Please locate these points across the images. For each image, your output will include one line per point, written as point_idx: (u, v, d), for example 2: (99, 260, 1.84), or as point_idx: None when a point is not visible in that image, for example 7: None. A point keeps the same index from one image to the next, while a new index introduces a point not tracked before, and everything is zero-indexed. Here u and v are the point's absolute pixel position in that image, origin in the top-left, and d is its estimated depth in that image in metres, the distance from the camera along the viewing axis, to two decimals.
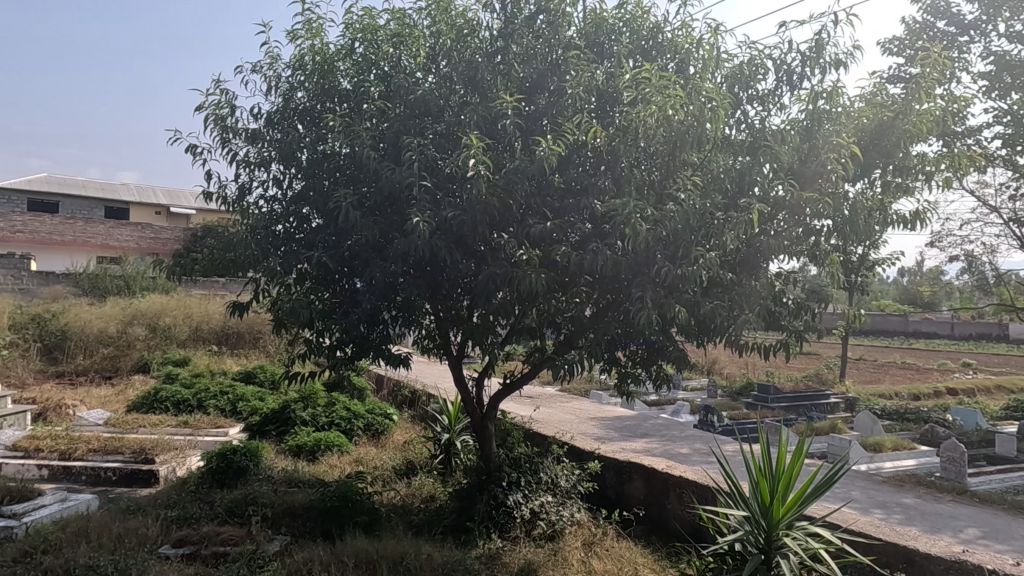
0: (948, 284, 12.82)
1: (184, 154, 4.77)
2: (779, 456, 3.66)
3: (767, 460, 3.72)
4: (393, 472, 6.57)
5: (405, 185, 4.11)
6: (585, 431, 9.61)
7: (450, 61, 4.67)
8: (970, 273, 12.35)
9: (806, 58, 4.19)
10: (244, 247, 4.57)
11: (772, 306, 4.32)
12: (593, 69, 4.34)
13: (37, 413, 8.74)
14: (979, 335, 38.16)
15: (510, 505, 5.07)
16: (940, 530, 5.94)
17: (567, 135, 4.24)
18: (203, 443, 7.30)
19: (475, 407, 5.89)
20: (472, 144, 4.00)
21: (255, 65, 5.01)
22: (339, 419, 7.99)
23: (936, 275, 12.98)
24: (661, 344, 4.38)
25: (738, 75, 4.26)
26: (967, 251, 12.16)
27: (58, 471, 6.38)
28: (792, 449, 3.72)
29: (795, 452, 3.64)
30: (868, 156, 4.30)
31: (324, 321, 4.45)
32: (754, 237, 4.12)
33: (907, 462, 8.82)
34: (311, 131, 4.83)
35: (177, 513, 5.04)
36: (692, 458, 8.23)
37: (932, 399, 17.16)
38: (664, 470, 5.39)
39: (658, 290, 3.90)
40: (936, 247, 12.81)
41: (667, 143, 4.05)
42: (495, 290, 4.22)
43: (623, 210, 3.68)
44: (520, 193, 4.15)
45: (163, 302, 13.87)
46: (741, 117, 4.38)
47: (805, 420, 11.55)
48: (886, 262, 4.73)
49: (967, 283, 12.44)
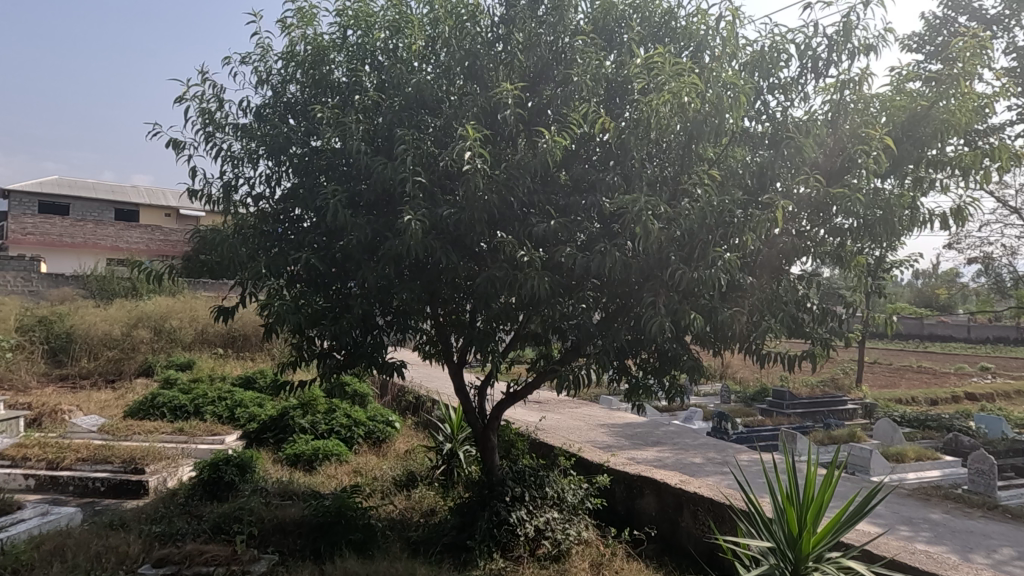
0: (965, 287, 12.41)
1: (166, 149, 4.49)
2: (809, 480, 3.31)
3: (795, 483, 3.37)
4: (393, 483, 6.28)
5: (398, 181, 3.83)
6: (594, 440, 9.31)
7: (449, 50, 4.35)
8: (988, 275, 11.97)
9: (833, 42, 3.86)
10: (229, 249, 4.31)
11: (797, 313, 3.96)
12: (601, 58, 4.05)
13: (32, 419, 8.53)
14: (996, 338, 37.58)
15: (513, 523, 4.77)
16: (973, 550, 5.57)
17: (573, 126, 3.94)
18: (198, 452, 7.05)
19: (476, 417, 5.58)
20: (468, 136, 3.72)
21: (245, 57, 4.75)
22: (338, 427, 7.71)
23: (952, 277, 12.60)
24: (675, 352, 4.07)
25: (759, 61, 3.89)
26: (985, 253, 11.78)
27: (44, 481, 6.15)
28: (823, 473, 3.37)
29: (828, 477, 3.31)
30: (901, 148, 3.94)
31: (314, 327, 4.17)
32: (775, 238, 3.80)
33: (932, 472, 8.47)
34: (302, 124, 4.54)
35: (162, 529, 4.77)
36: (705, 469, 7.89)
37: (950, 405, 16.67)
38: (676, 485, 5.08)
39: (672, 295, 3.59)
40: (953, 248, 12.43)
41: (683, 134, 3.73)
42: (496, 295, 3.92)
43: (634, 207, 3.39)
44: (522, 189, 3.87)
45: (168, 304, 13.67)
46: (763, 108, 4.01)
47: (822, 427, 11.17)
48: (904, 264, 4.38)
49: (985, 285, 12.04)
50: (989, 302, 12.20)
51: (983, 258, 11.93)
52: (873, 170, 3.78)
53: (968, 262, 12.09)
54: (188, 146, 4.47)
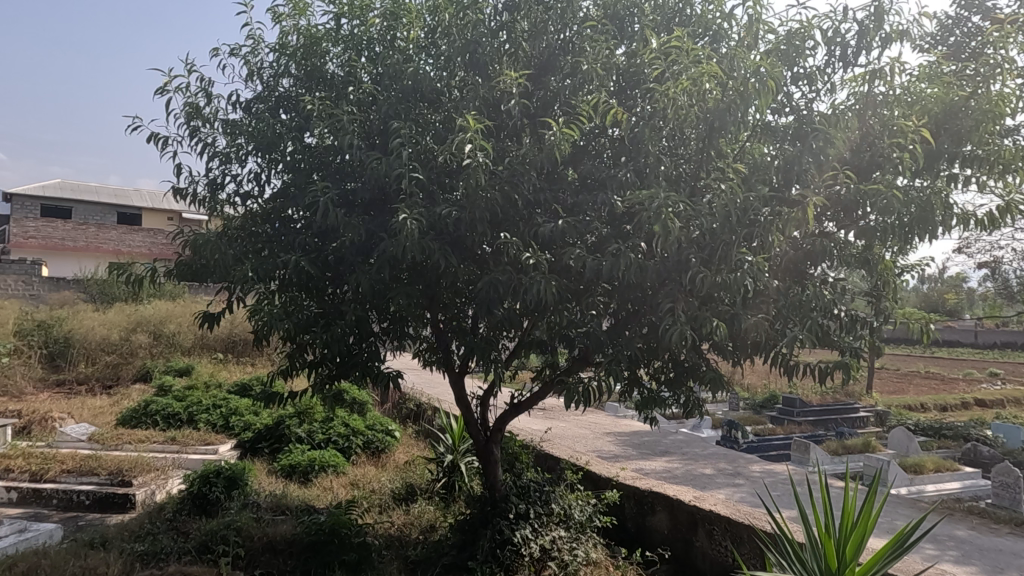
0: (972, 292, 12.16)
1: (147, 144, 4.20)
2: (847, 509, 3.03)
3: (831, 512, 3.08)
4: (391, 497, 5.99)
5: (394, 177, 3.56)
6: (600, 450, 9.03)
7: (449, 39, 4.07)
8: (994, 279, 11.74)
9: (863, 29, 3.55)
10: (213, 252, 4.03)
11: (824, 322, 3.64)
12: (612, 48, 3.76)
13: (21, 427, 8.31)
14: (1006, 343, 36.81)
15: (517, 542, 4.47)
16: (1004, 571, 5.26)
17: (583, 119, 3.66)
18: (188, 463, 6.79)
19: (478, 429, 5.28)
20: (470, 127, 3.45)
21: (234, 49, 4.48)
22: (336, 436, 7.41)
23: (959, 281, 12.34)
24: (692, 363, 3.78)
25: (784, 48, 3.56)
26: (993, 257, 11.53)
27: (28, 494, 5.92)
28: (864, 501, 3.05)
29: (867, 505, 3.03)
30: (937, 143, 3.62)
31: (305, 334, 3.90)
32: (799, 240, 3.52)
33: (952, 485, 8.15)
34: (294, 118, 4.28)
35: (145, 547, 4.50)
36: (716, 480, 7.59)
37: (961, 411, 16.38)
38: (690, 502, 4.79)
39: (691, 300, 3.30)
40: (961, 253, 12.16)
41: (702, 126, 3.45)
42: (499, 300, 3.63)
43: (651, 203, 3.10)
44: (526, 186, 3.60)
45: (168, 309, 13.44)
46: (786, 100, 3.69)
47: (835, 436, 10.85)
48: (916, 268, 4.09)
49: (991, 290, 11.80)
50: (997, 306, 11.94)
51: (991, 262, 11.67)
52: (909, 168, 3.49)
53: (975, 266, 11.84)
54: (172, 141, 4.20)
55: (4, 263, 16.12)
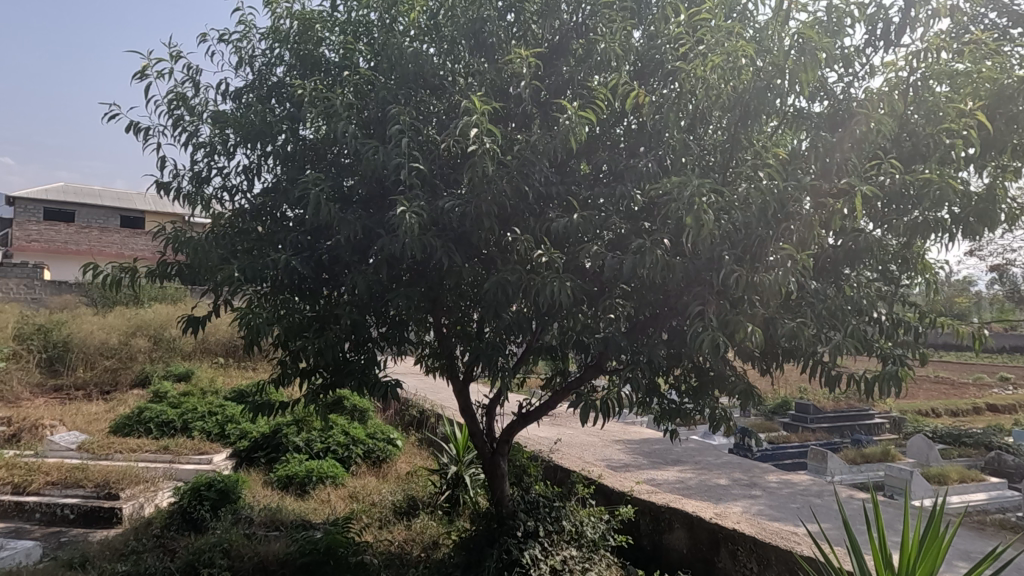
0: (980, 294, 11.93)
1: (127, 135, 3.90)
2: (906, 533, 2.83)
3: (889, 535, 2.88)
4: (392, 511, 5.66)
5: (393, 168, 3.27)
6: (609, 459, 8.70)
7: (453, 19, 3.76)
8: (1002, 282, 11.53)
9: (907, 4, 3.24)
10: (198, 251, 3.74)
11: (863, 327, 3.31)
12: (630, 28, 3.47)
13: (12, 435, 8.04)
14: (1015, 347, 36.53)
15: (525, 564, 4.11)
16: None
17: (600, 103, 3.35)
18: (181, 474, 6.49)
19: (484, 441, 4.96)
20: (476, 110, 3.15)
21: (224, 35, 4.19)
22: (335, 445, 7.10)
23: (967, 283, 12.13)
24: (718, 372, 3.45)
25: (823, 23, 3.23)
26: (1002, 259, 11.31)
27: (10, 508, 5.65)
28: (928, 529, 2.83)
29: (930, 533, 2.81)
30: (985, 129, 3.31)
31: (296, 338, 3.59)
32: (837, 236, 3.21)
33: (978, 496, 7.71)
34: (286, 107, 3.97)
35: (127, 568, 4.19)
36: (732, 492, 7.25)
37: (974, 416, 16.03)
38: (711, 519, 4.46)
39: (722, 302, 2.98)
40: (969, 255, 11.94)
41: (732, 112, 3.15)
42: (508, 302, 3.32)
43: (681, 193, 2.79)
44: (538, 176, 3.30)
45: (169, 313, 13.17)
46: (819, 85, 3.38)
47: (852, 443, 10.51)
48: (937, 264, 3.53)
49: (999, 293, 11.56)
50: (1008, 309, 11.70)
51: (1000, 264, 11.44)
52: (960, 157, 3.19)
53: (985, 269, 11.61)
54: (153, 130, 3.90)
55: (6, 267, 15.95)
